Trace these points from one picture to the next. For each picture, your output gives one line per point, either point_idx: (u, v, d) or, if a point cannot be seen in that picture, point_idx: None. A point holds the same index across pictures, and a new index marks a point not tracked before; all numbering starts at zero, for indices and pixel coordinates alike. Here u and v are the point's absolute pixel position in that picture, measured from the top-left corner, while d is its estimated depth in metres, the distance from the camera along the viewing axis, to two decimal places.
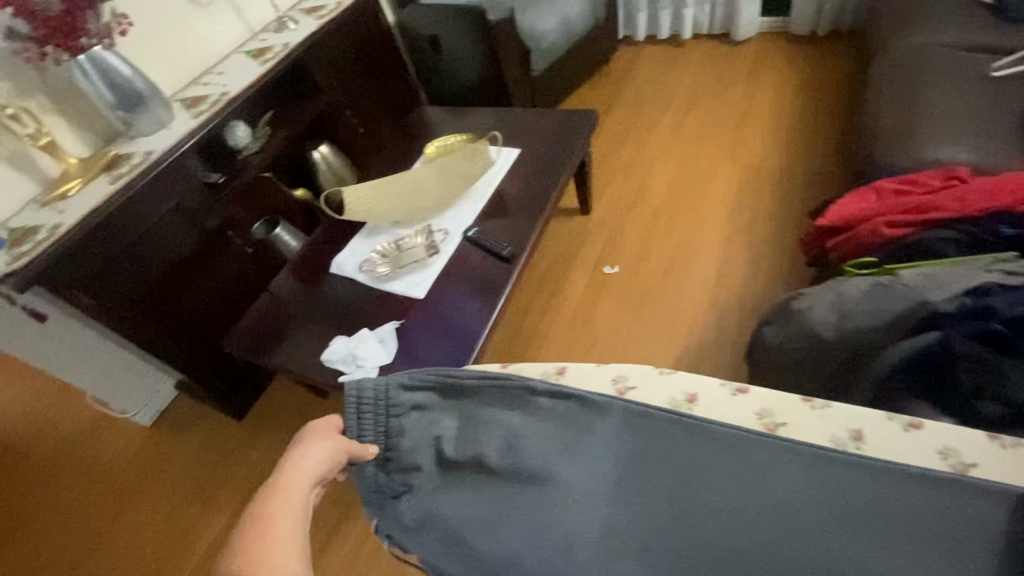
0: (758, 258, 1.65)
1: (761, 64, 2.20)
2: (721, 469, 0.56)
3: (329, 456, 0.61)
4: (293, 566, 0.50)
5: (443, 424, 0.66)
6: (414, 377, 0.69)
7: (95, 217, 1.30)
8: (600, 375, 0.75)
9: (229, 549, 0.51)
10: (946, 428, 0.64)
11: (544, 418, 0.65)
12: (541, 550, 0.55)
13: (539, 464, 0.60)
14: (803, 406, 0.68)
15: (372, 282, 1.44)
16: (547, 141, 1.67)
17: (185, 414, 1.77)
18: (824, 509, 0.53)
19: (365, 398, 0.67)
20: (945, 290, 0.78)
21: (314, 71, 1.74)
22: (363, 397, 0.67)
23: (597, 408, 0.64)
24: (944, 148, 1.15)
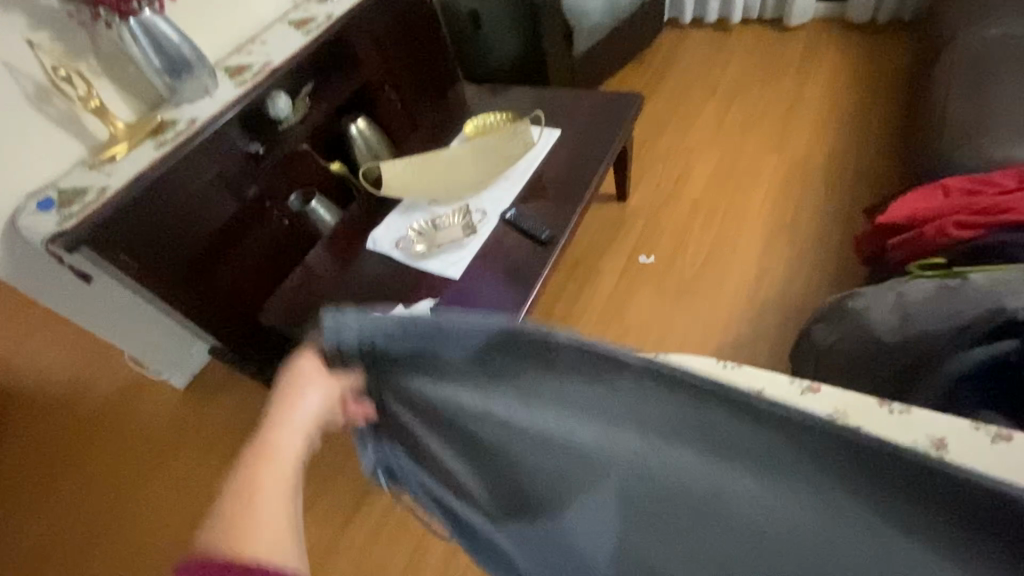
0: (802, 255, 1.60)
1: (814, 52, 2.11)
2: (818, 485, 0.41)
3: (326, 404, 0.55)
4: (276, 542, 0.48)
5: (448, 382, 0.51)
6: (403, 327, 0.50)
7: (144, 182, 1.32)
8: None
9: (217, 511, 0.50)
10: None
11: (583, 387, 0.46)
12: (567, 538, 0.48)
13: (569, 454, 0.45)
14: (881, 410, 0.60)
15: (408, 259, 1.43)
16: (589, 124, 1.63)
17: (217, 380, 1.80)
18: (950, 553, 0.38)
19: (347, 346, 0.52)
20: (1023, 297, 0.73)
21: (358, 44, 1.72)
22: (344, 344, 0.52)
23: (660, 388, 0.44)
24: (1017, 147, 1.08)
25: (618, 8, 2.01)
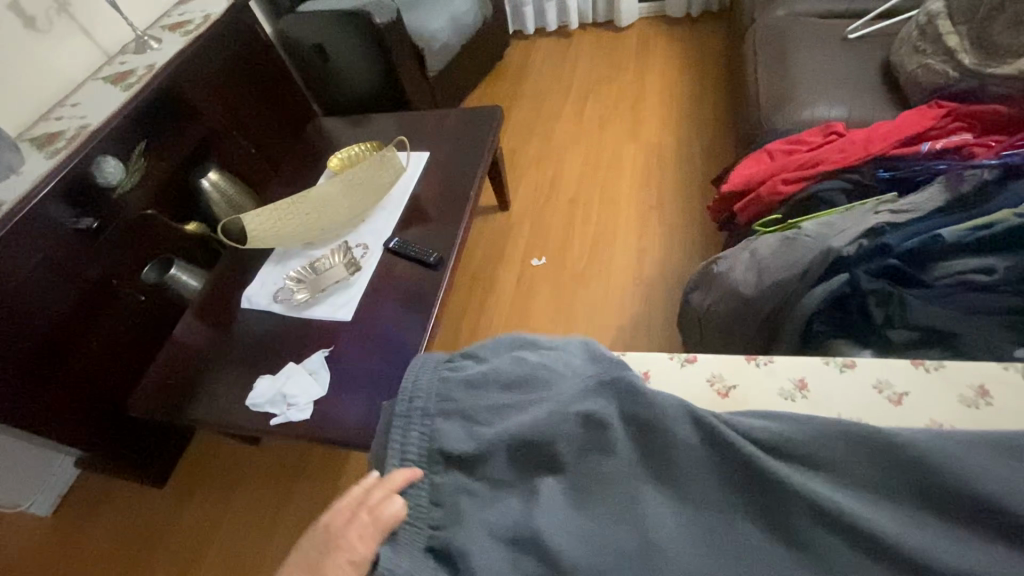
0: (674, 229, 1.73)
1: (646, 46, 2.30)
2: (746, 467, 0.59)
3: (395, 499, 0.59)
4: None
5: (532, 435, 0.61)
6: (445, 405, 0.66)
7: (43, 278, 1.26)
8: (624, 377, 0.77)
9: None
10: (877, 363, 0.70)
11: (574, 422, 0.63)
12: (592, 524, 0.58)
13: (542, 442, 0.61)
14: (749, 365, 0.73)
15: (290, 311, 1.34)
16: (453, 141, 1.63)
17: (98, 487, 1.62)
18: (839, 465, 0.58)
19: (419, 392, 0.67)
20: (845, 235, 0.84)
21: (189, 91, 1.57)
22: (416, 393, 0.67)
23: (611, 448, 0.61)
24: (820, 107, 1.24)
25: (463, 26, 2.05)
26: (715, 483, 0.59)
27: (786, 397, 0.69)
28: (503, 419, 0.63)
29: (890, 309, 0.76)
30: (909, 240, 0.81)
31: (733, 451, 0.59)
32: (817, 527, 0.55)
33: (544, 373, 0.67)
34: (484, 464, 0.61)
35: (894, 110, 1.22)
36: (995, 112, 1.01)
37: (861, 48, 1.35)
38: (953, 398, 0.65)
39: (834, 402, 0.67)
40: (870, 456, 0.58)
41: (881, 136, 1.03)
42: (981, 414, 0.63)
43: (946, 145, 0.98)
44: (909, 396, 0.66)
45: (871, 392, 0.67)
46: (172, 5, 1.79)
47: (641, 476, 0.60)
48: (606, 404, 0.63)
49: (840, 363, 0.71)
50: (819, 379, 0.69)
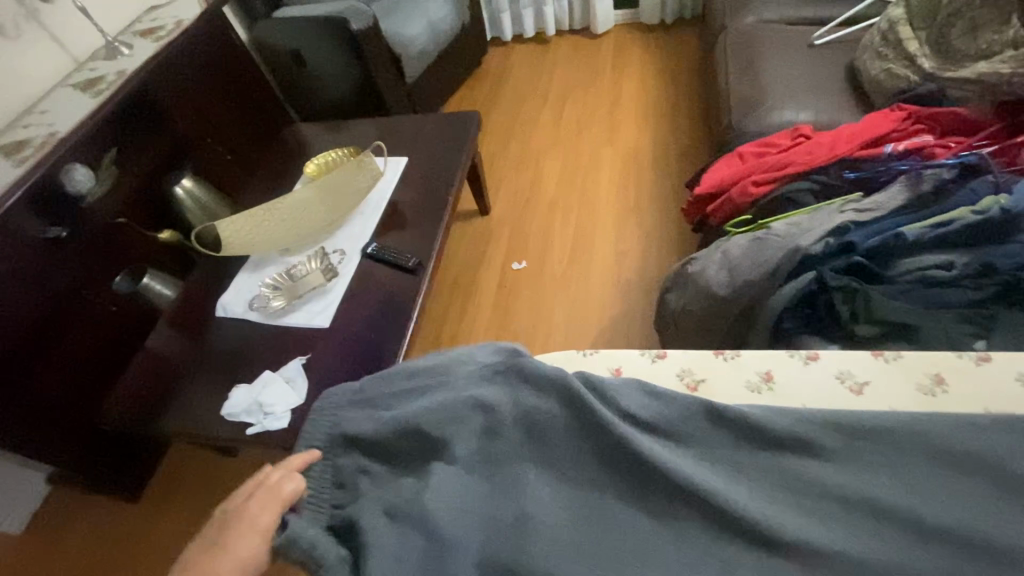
0: (652, 231, 1.75)
1: (622, 51, 2.33)
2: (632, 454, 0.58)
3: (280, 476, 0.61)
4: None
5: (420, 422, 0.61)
6: (354, 399, 0.67)
7: (62, 278, 1.33)
8: (594, 363, 0.75)
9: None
10: (840, 356, 0.71)
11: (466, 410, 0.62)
12: (468, 513, 0.56)
13: (430, 429, 0.60)
14: (716, 359, 0.72)
15: (267, 319, 1.32)
16: (432, 146, 1.63)
17: (70, 504, 1.57)
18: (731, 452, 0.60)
19: (336, 390, 0.69)
20: (812, 234, 0.86)
21: (160, 97, 1.54)
22: (333, 391, 0.69)
23: (498, 435, 0.60)
24: (788, 110, 1.27)
25: (441, 32, 2.05)
26: (603, 467, 0.59)
27: (753, 390, 0.69)
28: (398, 407, 0.63)
29: (854, 304, 0.78)
30: (872, 237, 0.84)
31: (615, 431, 0.59)
32: (695, 509, 0.56)
33: (447, 362, 0.68)
34: (378, 447, 0.61)
35: (859, 113, 1.25)
36: (954, 114, 1.05)
37: (827, 53, 1.39)
38: (912, 387, 0.67)
39: (799, 394, 0.68)
40: (744, 434, 0.60)
41: (846, 138, 1.06)
42: (939, 402, 0.65)
43: (909, 147, 1.01)
44: (869, 386, 0.67)
45: (834, 383, 0.68)
46: (144, 11, 1.77)
47: (530, 457, 0.60)
48: (499, 390, 0.63)
49: (805, 355, 0.71)
50: (784, 371, 0.70)
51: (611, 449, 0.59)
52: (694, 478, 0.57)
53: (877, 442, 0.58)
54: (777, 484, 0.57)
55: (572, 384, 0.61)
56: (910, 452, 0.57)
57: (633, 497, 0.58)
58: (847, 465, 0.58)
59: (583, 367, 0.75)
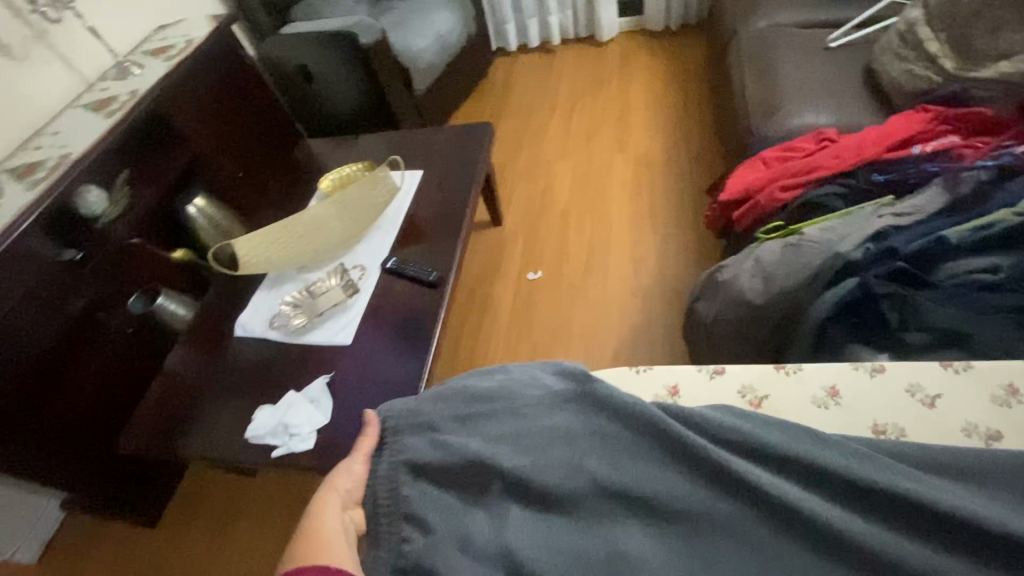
0: (668, 239, 1.74)
1: (628, 59, 2.34)
2: (706, 476, 0.60)
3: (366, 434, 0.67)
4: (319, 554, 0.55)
5: (497, 450, 0.63)
6: (415, 420, 0.67)
7: (93, 279, 1.36)
8: (650, 385, 0.76)
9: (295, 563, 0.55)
10: (907, 366, 0.70)
11: (542, 438, 0.65)
12: (552, 543, 0.58)
13: (508, 457, 0.62)
14: (779, 374, 0.73)
15: (287, 337, 1.30)
16: (445, 159, 1.63)
17: (86, 530, 1.54)
18: (805, 468, 0.59)
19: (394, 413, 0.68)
20: (850, 240, 0.86)
21: (171, 117, 1.53)
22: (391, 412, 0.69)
23: (575, 462, 0.63)
24: (808, 114, 1.27)
25: (448, 44, 2.06)
26: (682, 488, 0.60)
27: (820, 405, 0.69)
28: (471, 436, 0.65)
29: (903, 312, 0.77)
30: (913, 242, 0.83)
31: (694, 450, 0.61)
32: (778, 530, 0.57)
33: (517, 387, 0.70)
34: (450, 476, 0.62)
35: (879, 115, 1.25)
36: (980, 114, 1.04)
37: (842, 56, 1.39)
38: (984, 396, 0.66)
39: (869, 408, 0.68)
40: (816, 444, 0.61)
41: (874, 140, 1.05)
42: (1012, 411, 0.65)
43: (938, 147, 1.00)
44: (942, 399, 0.67)
45: (904, 396, 0.67)
46: (153, 31, 1.77)
47: (608, 480, 0.61)
48: (575, 417, 0.66)
49: (870, 367, 0.71)
50: (850, 385, 0.70)
51: (685, 470, 0.61)
52: (774, 494, 0.58)
53: (949, 464, 0.58)
54: (861, 498, 0.57)
55: (649, 411, 0.64)
56: (991, 469, 0.58)
57: (715, 519, 0.58)
58: (931, 481, 0.57)
59: (638, 385, 0.76)
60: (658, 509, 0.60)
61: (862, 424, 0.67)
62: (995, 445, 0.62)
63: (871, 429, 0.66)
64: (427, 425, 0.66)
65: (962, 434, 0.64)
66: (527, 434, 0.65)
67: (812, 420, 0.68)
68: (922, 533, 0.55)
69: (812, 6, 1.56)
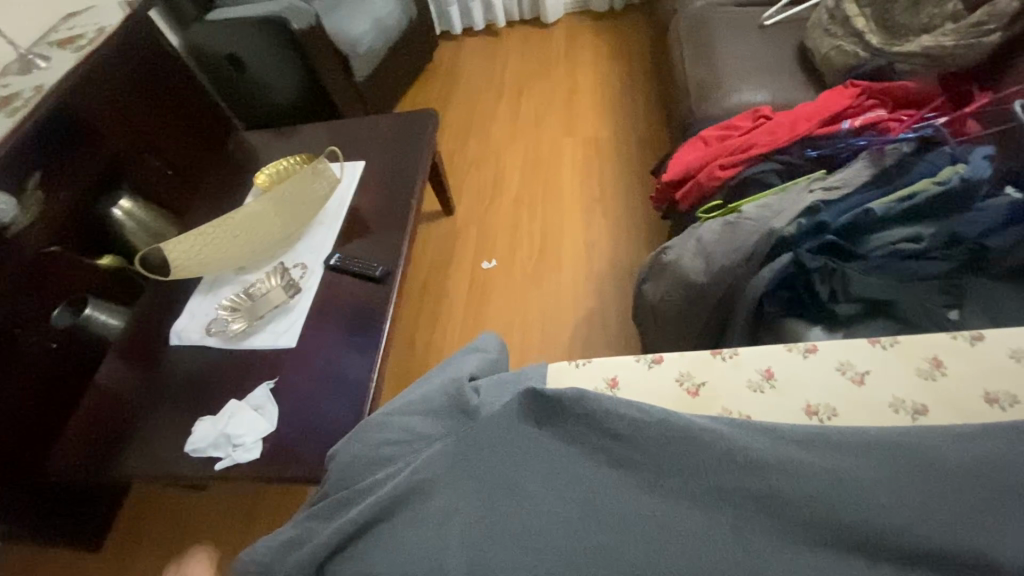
0: (620, 222, 1.74)
1: (574, 40, 2.32)
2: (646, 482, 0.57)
3: None
4: None
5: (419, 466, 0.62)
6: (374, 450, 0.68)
7: (13, 294, 1.25)
8: (587, 374, 0.75)
9: None
10: (838, 346, 0.72)
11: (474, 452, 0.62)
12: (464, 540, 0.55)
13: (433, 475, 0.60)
14: (715, 359, 0.73)
15: (226, 343, 1.23)
16: (389, 146, 1.57)
17: (22, 562, 1.45)
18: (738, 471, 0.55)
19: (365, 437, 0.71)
20: (784, 216, 0.88)
21: (87, 112, 1.41)
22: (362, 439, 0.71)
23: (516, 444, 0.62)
24: (746, 93, 1.28)
25: (388, 28, 1.98)
26: (561, 540, 0.54)
27: (754, 389, 0.70)
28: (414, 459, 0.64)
29: (835, 285, 0.80)
30: (843, 215, 0.86)
31: (651, 440, 0.58)
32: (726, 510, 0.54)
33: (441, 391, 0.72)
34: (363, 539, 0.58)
35: (812, 91, 1.27)
36: (904, 89, 1.07)
37: (776, 34, 1.41)
38: (911, 371, 0.68)
39: (801, 389, 0.69)
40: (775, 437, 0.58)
41: (806, 116, 1.07)
42: (938, 386, 0.66)
43: (866, 122, 1.03)
44: (869, 375, 0.68)
45: (834, 373, 0.69)
46: (59, 20, 1.63)
47: (452, 524, 0.56)
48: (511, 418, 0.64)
49: (802, 348, 0.72)
50: (783, 367, 0.71)
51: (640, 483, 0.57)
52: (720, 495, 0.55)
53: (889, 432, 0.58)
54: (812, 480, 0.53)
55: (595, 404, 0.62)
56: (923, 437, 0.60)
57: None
58: (917, 456, 0.54)
59: (578, 379, 0.75)
60: (508, 553, 0.53)
61: (795, 405, 0.68)
62: (921, 419, 0.64)
63: (804, 411, 0.67)
64: (369, 468, 0.67)
65: (890, 410, 0.66)
66: (382, 455, 0.68)
67: (744, 405, 0.69)
68: (881, 491, 0.52)
69: None
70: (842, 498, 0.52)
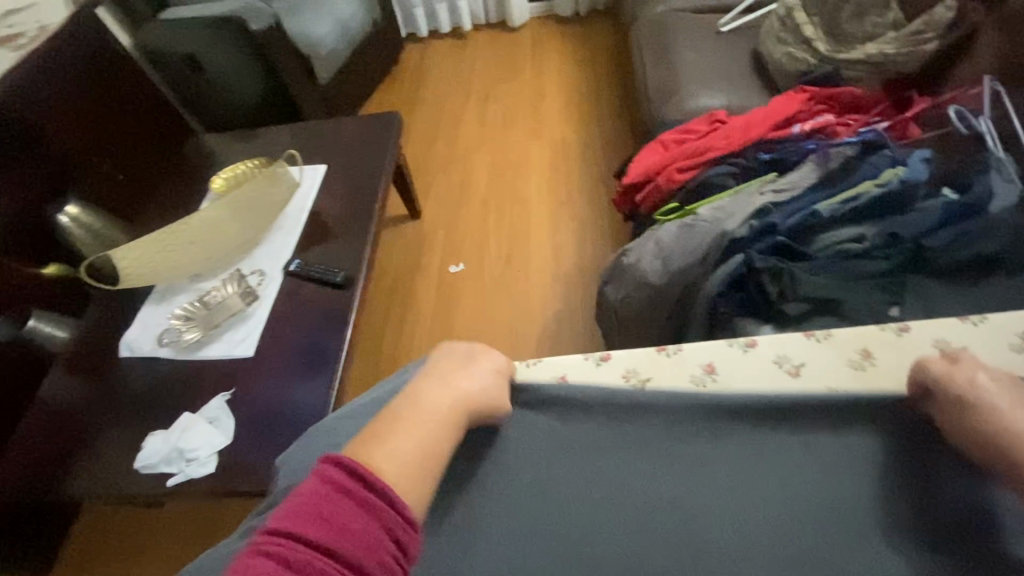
0: (585, 223, 1.75)
1: (540, 44, 2.33)
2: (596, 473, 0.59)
3: None
4: None
5: None
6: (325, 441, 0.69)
7: None
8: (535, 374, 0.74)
9: None
10: (776, 340, 0.73)
11: None
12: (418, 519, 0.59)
13: None
14: (660, 355, 0.74)
15: (180, 354, 1.19)
16: (351, 150, 1.55)
17: None
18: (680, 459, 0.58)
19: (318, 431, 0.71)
20: (736, 218, 0.90)
21: (26, 116, 1.35)
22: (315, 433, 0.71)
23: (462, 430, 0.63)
24: (704, 98, 1.31)
25: (351, 30, 1.95)
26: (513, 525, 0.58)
27: (697, 383, 0.70)
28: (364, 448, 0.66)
29: (782, 284, 0.82)
30: (791, 216, 0.89)
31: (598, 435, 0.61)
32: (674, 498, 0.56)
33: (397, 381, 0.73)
34: None
35: (767, 96, 1.31)
36: (849, 95, 1.12)
37: (733, 41, 1.44)
38: (843, 362, 0.69)
39: (744, 382, 0.70)
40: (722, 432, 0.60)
41: (759, 121, 1.09)
42: (866, 375, 0.68)
43: (815, 126, 1.07)
44: (805, 368, 0.70)
45: (772, 367, 0.70)
46: None
47: None
48: None
49: (743, 343, 0.73)
50: (724, 362, 0.72)
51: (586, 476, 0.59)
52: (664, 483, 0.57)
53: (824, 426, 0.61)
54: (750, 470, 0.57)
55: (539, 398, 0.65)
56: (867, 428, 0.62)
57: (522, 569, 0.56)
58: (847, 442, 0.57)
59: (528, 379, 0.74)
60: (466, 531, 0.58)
61: None
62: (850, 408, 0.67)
63: None
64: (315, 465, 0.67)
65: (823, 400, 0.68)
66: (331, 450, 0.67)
67: None
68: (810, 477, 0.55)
69: None
70: (772, 488, 0.58)
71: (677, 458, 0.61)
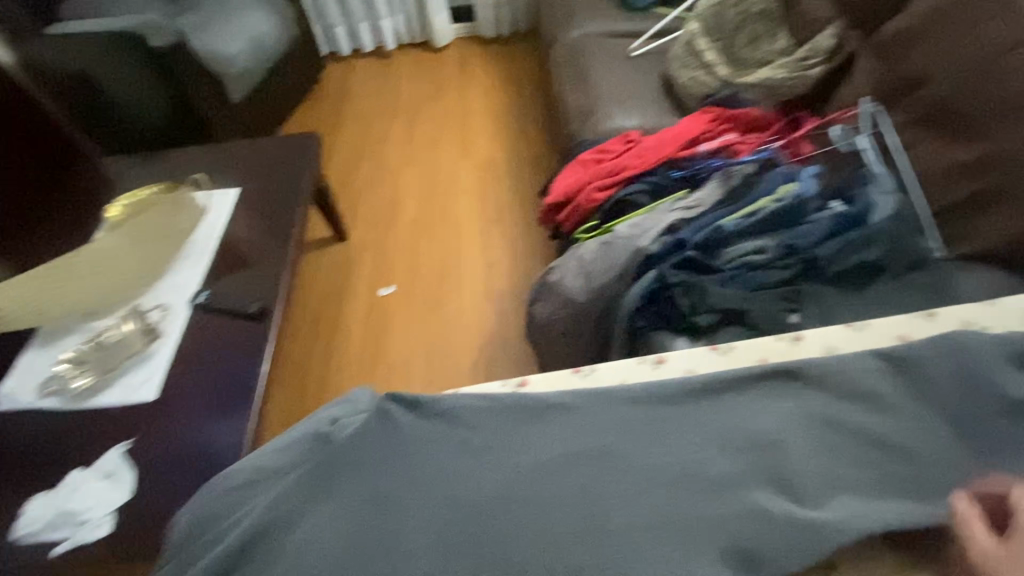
0: (515, 240, 1.76)
1: (465, 65, 2.35)
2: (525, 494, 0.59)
3: None
4: None
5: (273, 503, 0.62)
6: (233, 493, 0.67)
7: None
8: None
9: None
10: (686, 354, 0.75)
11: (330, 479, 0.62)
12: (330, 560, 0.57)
13: (286, 515, 0.60)
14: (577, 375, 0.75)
15: (68, 403, 1.07)
16: (266, 172, 1.47)
17: None
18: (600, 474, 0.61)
19: (228, 481, 0.69)
20: (649, 235, 0.94)
21: None
22: (226, 484, 0.69)
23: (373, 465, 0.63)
24: (620, 118, 1.36)
25: (266, 48, 1.87)
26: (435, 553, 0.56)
27: None
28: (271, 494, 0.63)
29: (693, 298, 0.87)
30: (699, 232, 0.94)
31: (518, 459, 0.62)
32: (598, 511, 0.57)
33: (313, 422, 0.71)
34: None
35: (677, 116, 1.39)
36: (748, 115, 1.20)
37: (644, 64, 1.52)
38: None
39: None
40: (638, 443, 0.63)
41: (669, 140, 1.15)
42: None
43: (719, 145, 1.14)
44: None
45: None
46: None
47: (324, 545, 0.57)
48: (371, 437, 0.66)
49: (653, 359, 0.75)
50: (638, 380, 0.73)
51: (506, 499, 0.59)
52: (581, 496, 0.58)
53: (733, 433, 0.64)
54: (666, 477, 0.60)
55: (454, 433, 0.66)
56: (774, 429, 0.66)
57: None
58: (744, 449, 0.62)
59: None
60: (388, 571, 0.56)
61: None
62: None
63: None
64: (224, 516, 0.65)
65: None
66: (240, 497, 0.66)
67: None
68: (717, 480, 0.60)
69: (620, 19, 1.67)
70: (691, 496, 0.59)
71: (602, 477, 0.61)
